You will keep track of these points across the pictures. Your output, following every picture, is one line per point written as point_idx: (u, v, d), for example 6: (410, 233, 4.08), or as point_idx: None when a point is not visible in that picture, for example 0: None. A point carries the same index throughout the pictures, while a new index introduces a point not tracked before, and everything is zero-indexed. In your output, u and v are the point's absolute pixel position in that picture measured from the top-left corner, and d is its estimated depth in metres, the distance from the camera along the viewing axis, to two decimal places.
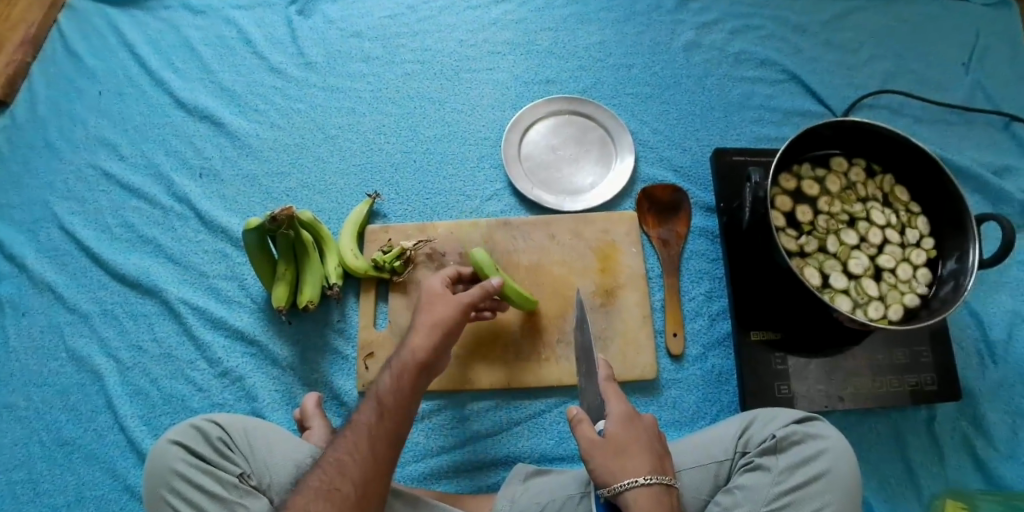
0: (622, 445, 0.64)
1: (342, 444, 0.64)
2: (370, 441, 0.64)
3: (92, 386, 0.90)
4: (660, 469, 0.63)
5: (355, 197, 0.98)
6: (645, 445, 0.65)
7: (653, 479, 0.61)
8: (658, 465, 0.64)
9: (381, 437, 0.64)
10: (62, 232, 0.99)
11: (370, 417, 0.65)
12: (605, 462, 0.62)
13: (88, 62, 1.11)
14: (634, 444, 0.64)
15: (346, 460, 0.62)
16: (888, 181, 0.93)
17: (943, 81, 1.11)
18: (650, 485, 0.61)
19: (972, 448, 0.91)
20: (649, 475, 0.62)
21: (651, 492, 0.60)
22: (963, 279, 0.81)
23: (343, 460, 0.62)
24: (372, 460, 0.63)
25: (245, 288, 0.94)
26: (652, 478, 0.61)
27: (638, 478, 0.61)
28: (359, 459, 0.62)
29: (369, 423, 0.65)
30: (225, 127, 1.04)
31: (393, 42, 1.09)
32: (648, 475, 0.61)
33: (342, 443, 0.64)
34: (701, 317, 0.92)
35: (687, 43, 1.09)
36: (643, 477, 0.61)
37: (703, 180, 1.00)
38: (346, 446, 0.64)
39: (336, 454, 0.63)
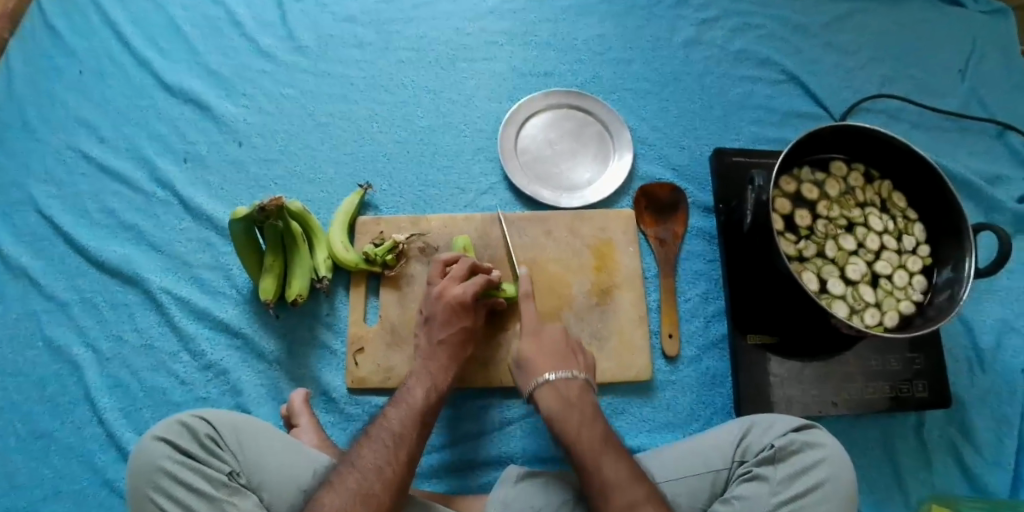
0: (568, 352, 0.79)
1: (376, 448, 0.66)
2: (402, 447, 0.67)
3: (70, 377, 0.86)
4: (591, 375, 0.79)
5: (346, 187, 0.96)
6: (585, 360, 0.80)
7: (580, 376, 0.77)
8: (587, 368, 0.79)
9: (412, 445, 0.68)
10: (39, 217, 0.95)
11: (404, 426, 0.69)
12: (538, 358, 0.77)
13: (68, 40, 1.06)
14: (574, 353, 0.79)
15: (384, 466, 0.65)
16: (886, 187, 0.93)
17: (940, 87, 1.11)
18: (571, 379, 0.76)
19: (960, 454, 0.91)
20: (576, 370, 0.77)
21: (576, 386, 0.75)
22: (958, 288, 0.82)
23: (381, 466, 0.65)
24: (405, 466, 0.66)
25: (231, 279, 0.91)
26: (579, 373, 0.77)
27: (560, 371, 0.76)
28: (394, 467, 0.65)
29: (401, 430, 0.69)
30: (211, 111, 1.01)
31: (387, 28, 1.06)
32: (576, 372, 0.76)
33: (378, 447, 0.66)
34: (698, 319, 0.91)
35: (688, 39, 1.08)
36: (572, 371, 0.76)
37: (701, 179, 0.98)
38: (382, 451, 0.66)
39: (370, 459, 0.65)
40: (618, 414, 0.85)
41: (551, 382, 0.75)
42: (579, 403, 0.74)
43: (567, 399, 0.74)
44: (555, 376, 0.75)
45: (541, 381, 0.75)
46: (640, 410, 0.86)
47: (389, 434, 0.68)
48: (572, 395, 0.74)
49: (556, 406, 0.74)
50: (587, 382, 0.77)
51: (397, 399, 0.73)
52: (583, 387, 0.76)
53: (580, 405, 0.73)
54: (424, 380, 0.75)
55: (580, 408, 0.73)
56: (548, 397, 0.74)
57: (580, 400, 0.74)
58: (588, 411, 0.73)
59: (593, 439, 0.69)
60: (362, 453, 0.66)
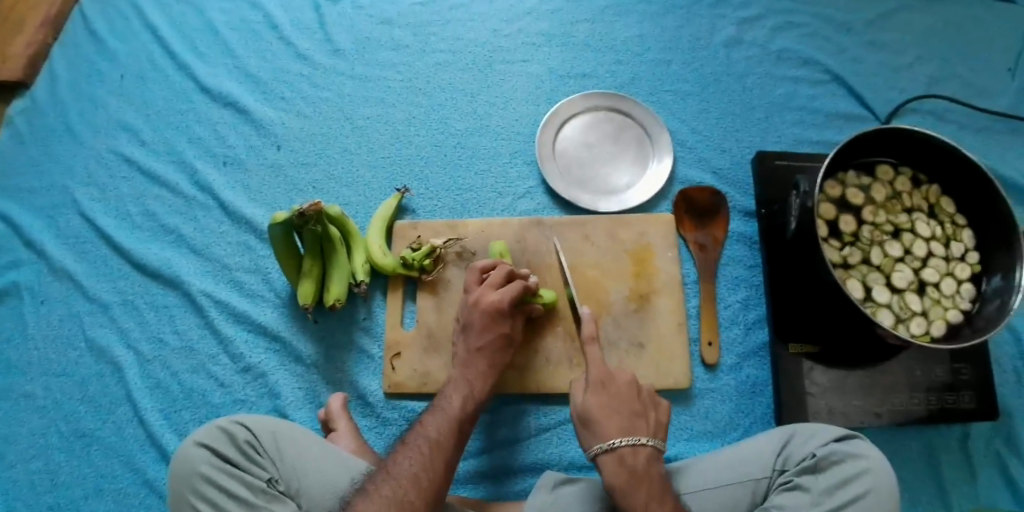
0: (638, 410, 0.71)
1: (412, 455, 0.66)
2: (438, 454, 0.67)
3: (112, 378, 0.88)
4: (661, 438, 0.70)
5: (383, 191, 0.96)
6: (654, 419, 0.71)
7: (649, 442, 0.68)
8: (657, 429, 0.71)
9: (449, 452, 0.68)
10: (82, 219, 0.97)
11: (440, 433, 0.69)
12: (604, 421, 0.69)
13: (109, 43, 1.07)
14: (644, 413, 0.71)
15: (419, 473, 0.64)
16: (934, 192, 0.90)
17: (990, 87, 1.07)
18: (639, 446, 0.67)
19: (1006, 468, 0.89)
20: (644, 436, 0.68)
21: (644, 454, 0.66)
22: (1009, 297, 0.79)
23: (417, 472, 0.64)
24: (441, 474, 0.65)
25: (269, 283, 0.92)
26: (650, 440, 0.68)
27: (626, 437, 0.67)
28: (429, 475, 0.65)
29: (437, 437, 0.68)
30: (249, 114, 1.01)
31: (424, 31, 1.06)
32: (646, 438, 0.68)
33: (414, 454, 0.66)
34: (738, 326, 0.90)
35: (729, 39, 1.06)
36: (642, 438, 0.67)
37: (742, 183, 0.97)
38: (418, 457, 0.66)
39: (406, 466, 0.65)
40: None
41: (614, 451, 0.66)
42: (646, 477, 0.65)
43: (634, 472, 0.65)
44: (620, 443, 0.67)
45: (602, 449, 0.67)
46: (678, 418, 0.85)
47: (425, 440, 0.68)
48: (639, 467, 0.66)
49: (620, 479, 0.65)
50: (657, 449, 0.68)
51: (433, 407, 0.73)
52: (651, 456, 0.67)
53: (648, 478, 0.65)
54: (461, 388, 0.75)
55: (647, 482, 0.64)
56: (611, 468, 0.66)
57: (647, 472, 0.65)
58: (656, 487, 0.64)
59: (633, 468, 0.65)
60: (398, 459, 0.66)
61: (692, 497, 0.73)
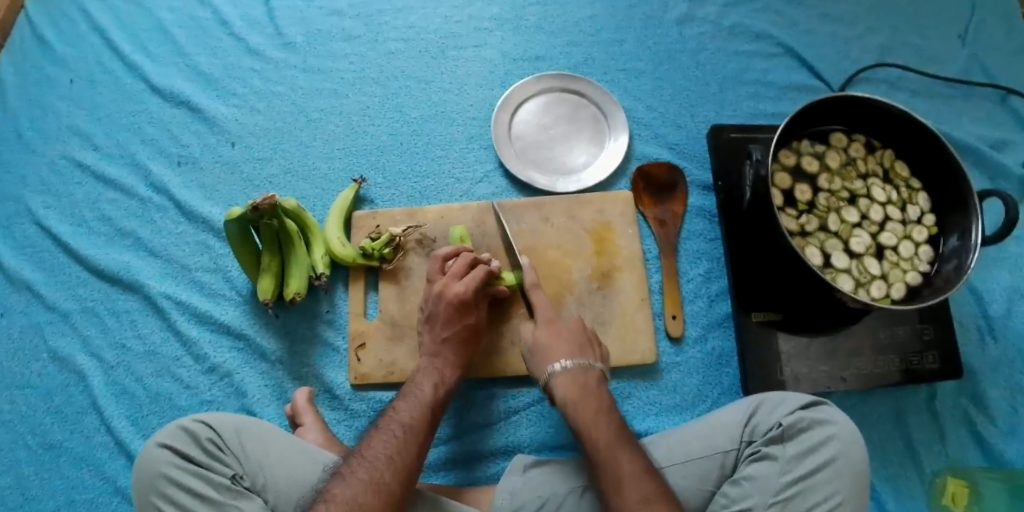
0: (585, 341, 0.77)
1: (387, 438, 0.65)
2: (413, 438, 0.66)
3: (76, 386, 0.86)
4: (606, 366, 0.76)
5: (340, 182, 0.95)
6: (601, 351, 0.78)
7: (597, 365, 0.74)
8: (603, 359, 0.77)
9: (422, 436, 0.67)
10: (38, 229, 0.95)
11: (414, 418, 0.68)
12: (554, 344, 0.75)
13: (57, 49, 1.05)
14: (591, 343, 0.77)
15: (394, 455, 0.63)
16: (888, 157, 0.91)
17: (940, 53, 1.08)
18: (588, 368, 0.73)
19: (973, 425, 0.90)
20: (591, 359, 0.74)
21: (594, 375, 0.72)
22: (966, 256, 0.80)
23: (392, 455, 0.63)
24: (415, 457, 0.65)
25: (230, 281, 0.91)
26: (596, 362, 0.74)
27: (574, 358, 0.73)
28: (404, 457, 0.64)
29: (411, 422, 0.68)
30: (202, 113, 1.00)
31: (375, 20, 1.05)
32: (593, 361, 0.74)
33: (388, 437, 0.65)
34: (701, 299, 0.90)
35: (681, 16, 1.06)
36: (586, 360, 0.74)
37: (700, 158, 0.97)
38: (391, 440, 0.65)
39: (380, 449, 0.64)
40: (625, 399, 0.85)
41: (565, 371, 0.72)
42: (594, 394, 0.70)
43: (585, 388, 0.71)
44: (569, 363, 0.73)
45: (553, 370, 0.72)
46: (646, 394, 0.85)
47: (400, 426, 0.67)
48: (589, 383, 0.71)
49: (571, 393, 0.70)
50: (604, 373, 0.74)
51: (405, 393, 0.72)
52: (597, 377, 0.72)
53: (597, 393, 0.71)
54: (432, 375, 0.74)
55: (596, 397, 0.70)
56: (562, 385, 0.71)
57: (597, 388, 0.71)
58: (603, 404, 0.69)
59: (584, 386, 0.71)
60: (372, 442, 0.65)
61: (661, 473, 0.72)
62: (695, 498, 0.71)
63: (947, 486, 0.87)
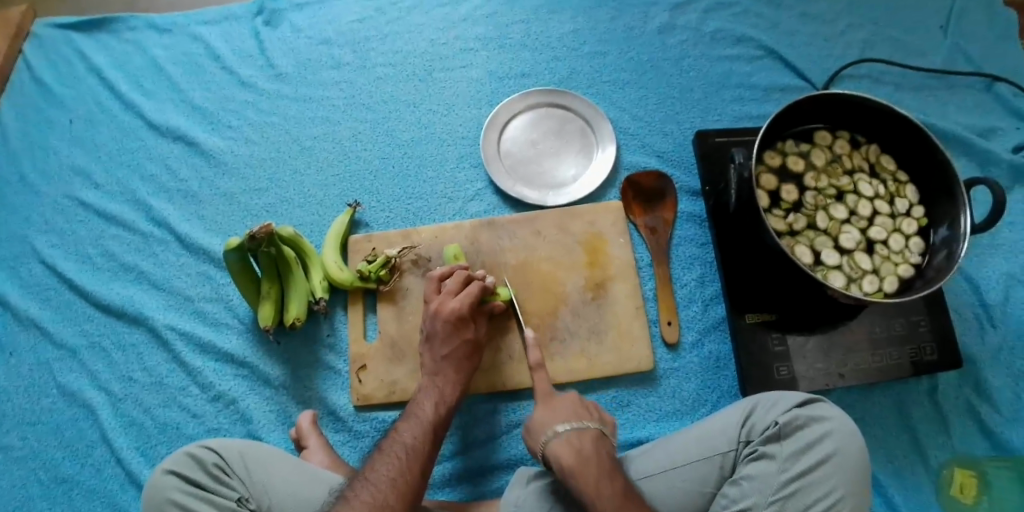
0: (580, 405, 0.75)
1: (389, 460, 0.66)
2: (415, 459, 0.67)
3: (86, 420, 0.88)
4: (607, 429, 0.74)
5: (335, 208, 0.97)
6: (600, 414, 0.75)
7: (594, 426, 0.71)
8: (603, 422, 0.74)
9: (424, 456, 0.68)
10: (44, 267, 0.97)
11: (415, 438, 0.69)
12: (551, 416, 0.73)
13: (56, 91, 1.08)
14: (588, 406, 0.75)
15: (397, 477, 0.65)
16: (874, 151, 0.92)
17: (923, 45, 1.09)
18: (583, 430, 0.70)
19: (977, 414, 0.90)
20: (588, 422, 0.72)
21: (589, 437, 0.69)
22: (956, 246, 0.80)
23: (395, 477, 0.64)
24: (418, 478, 0.66)
25: (232, 309, 0.93)
26: (593, 424, 0.71)
27: (570, 424, 0.71)
28: (407, 478, 0.65)
29: (413, 442, 0.69)
30: (198, 146, 1.02)
31: (363, 47, 1.07)
32: (589, 422, 0.72)
33: (390, 460, 0.66)
34: (696, 303, 0.91)
35: (662, 25, 1.08)
36: (583, 424, 0.71)
37: (687, 163, 0.98)
38: (394, 463, 0.66)
39: (383, 472, 0.65)
40: (625, 406, 0.86)
41: (560, 436, 0.69)
42: (594, 458, 0.67)
43: (582, 451, 0.67)
44: (566, 429, 0.70)
45: (548, 439, 0.70)
46: (645, 401, 0.86)
47: (402, 446, 0.68)
48: (586, 447, 0.68)
49: (570, 460, 0.67)
50: (602, 433, 0.71)
51: (407, 414, 0.73)
52: (596, 438, 0.70)
53: (595, 456, 0.67)
54: (433, 394, 0.76)
55: (594, 462, 0.66)
56: (560, 450, 0.68)
57: (594, 451, 0.67)
58: (604, 466, 0.66)
59: (579, 448, 0.68)
60: (375, 465, 0.66)
61: (662, 477, 0.73)
62: (696, 502, 0.72)
63: (954, 477, 0.87)
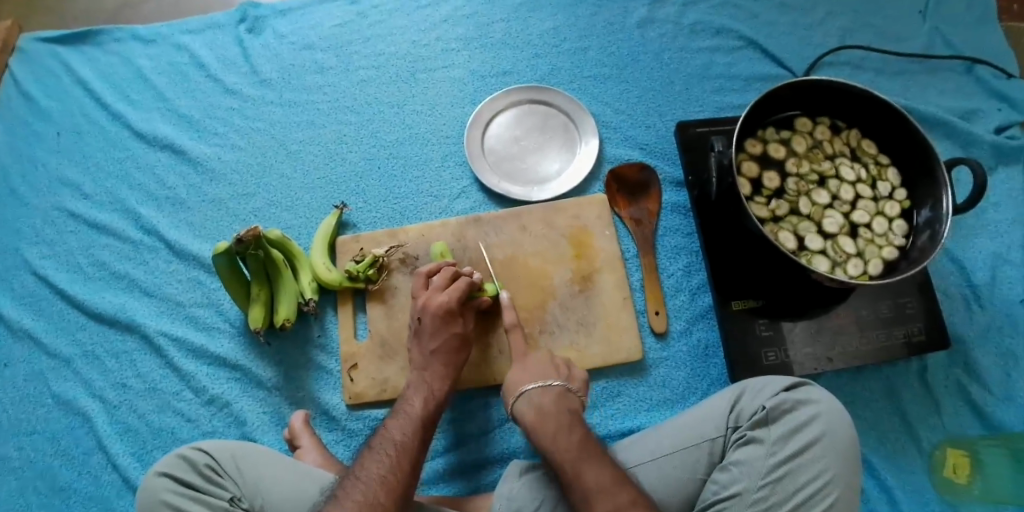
0: (550, 365, 0.79)
1: (379, 458, 0.67)
2: (405, 456, 0.68)
3: (82, 428, 0.89)
4: (576, 385, 0.78)
5: (323, 210, 0.98)
6: (571, 373, 0.79)
7: (558, 383, 0.76)
8: (573, 379, 0.78)
9: (414, 453, 0.68)
10: (35, 278, 0.98)
11: (405, 435, 0.70)
12: (519, 376, 0.77)
13: (43, 104, 1.09)
14: (557, 365, 0.79)
15: (388, 474, 0.65)
16: (855, 136, 0.92)
17: (902, 31, 1.10)
18: (548, 386, 0.75)
19: (966, 394, 0.90)
20: (552, 379, 0.76)
21: (551, 392, 0.74)
22: (939, 226, 0.81)
23: (385, 474, 0.65)
24: (409, 475, 0.66)
25: (222, 313, 0.93)
26: (557, 381, 0.76)
27: (534, 381, 0.76)
28: (398, 475, 0.65)
29: (403, 439, 0.69)
30: (185, 154, 1.03)
31: (345, 50, 1.08)
32: (553, 380, 0.76)
33: (381, 458, 0.67)
34: (683, 292, 0.92)
35: (641, 19, 1.09)
36: (548, 381, 0.76)
37: (670, 155, 0.99)
38: (384, 460, 0.67)
39: (374, 470, 0.65)
40: (615, 397, 0.86)
41: (525, 394, 0.74)
42: (552, 411, 0.72)
43: (542, 408, 0.72)
44: (532, 386, 0.75)
45: (515, 397, 0.75)
46: (636, 391, 0.86)
47: (392, 444, 0.68)
48: (546, 403, 0.73)
49: (531, 414, 0.72)
50: (567, 389, 0.75)
51: (396, 411, 0.74)
52: (559, 394, 0.74)
53: (554, 409, 0.72)
54: (422, 390, 0.76)
55: (553, 414, 0.71)
56: (524, 409, 0.73)
57: (553, 405, 0.72)
58: (563, 417, 0.71)
59: (540, 404, 0.73)
60: (365, 463, 0.67)
61: (652, 466, 0.73)
62: (688, 487, 0.73)
63: (947, 457, 0.88)
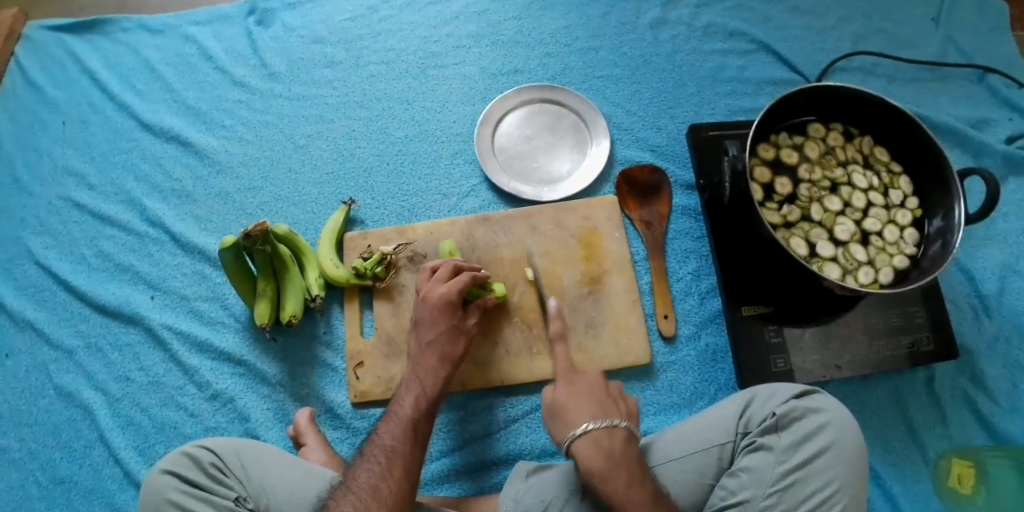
0: (606, 398, 0.72)
1: (370, 466, 0.65)
2: (397, 462, 0.66)
3: (84, 421, 0.88)
4: (634, 423, 0.71)
5: (331, 206, 0.97)
6: (626, 408, 0.72)
7: (623, 423, 0.68)
8: (629, 416, 0.72)
9: (407, 457, 0.67)
10: (39, 268, 0.97)
11: (396, 440, 0.68)
12: (577, 409, 0.70)
13: (49, 93, 1.08)
14: (615, 399, 0.72)
15: (379, 483, 0.64)
16: (867, 143, 0.92)
17: (915, 38, 1.10)
18: (614, 428, 0.67)
19: (974, 404, 0.90)
20: (617, 420, 0.69)
21: (620, 436, 0.67)
22: (951, 236, 0.81)
23: (376, 483, 0.64)
24: (403, 481, 0.65)
25: (228, 308, 0.92)
26: (622, 422, 0.68)
27: (596, 421, 0.68)
28: (390, 483, 0.64)
29: (394, 445, 0.68)
30: (192, 146, 1.02)
31: (355, 45, 1.07)
32: (619, 420, 0.68)
33: (371, 466, 0.65)
34: (692, 296, 0.91)
35: (654, 20, 1.08)
36: (614, 420, 0.68)
37: (681, 158, 0.99)
38: (376, 468, 0.65)
39: (364, 480, 0.64)
40: None
41: (587, 433, 0.67)
42: (623, 458, 0.65)
43: (611, 453, 0.65)
44: (593, 426, 0.67)
45: (574, 434, 0.67)
46: (643, 395, 0.86)
47: (382, 450, 0.67)
48: (616, 448, 0.66)
49: (598, 461, 0.65)
50: (631, 432, 0.69)
51: (388, 414, 0.72)
52: (626, 437, 0.67)
53: (626, 459, 0.65)
54: (414, 389, 0.74)
55: (625, 465, 0.64)
56: (586, 451, 0.65)
57: (624, 453, 0.65)
58: (633, 467, 0.64)
59: (609, 451, 0.65)
60: (356, 473, 0.65)
61: (660, 469, 0.73)
62: (695, 492, 0.72)
63: (953, 466, 0.87)
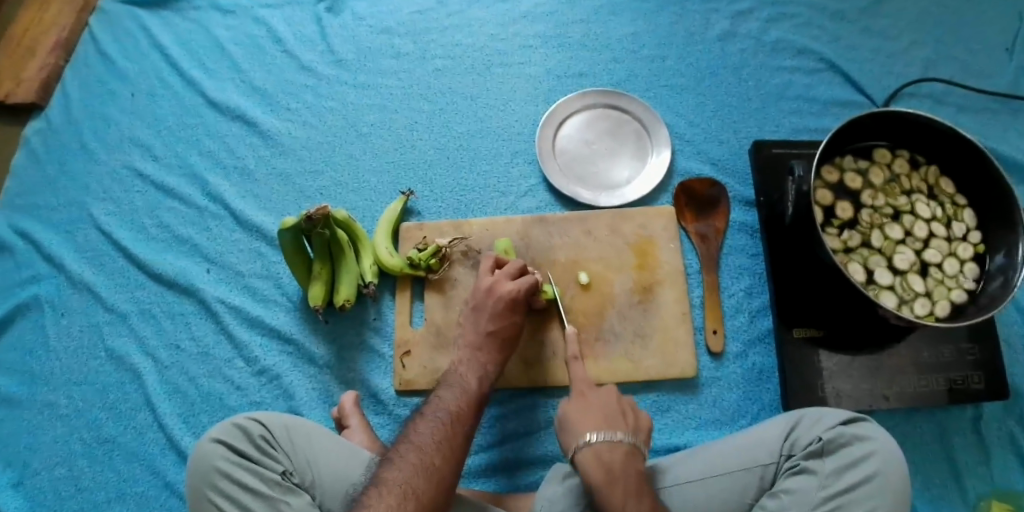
0: (616, 410, 0.71)
1: (433, 424, 0.66)
2: (458, 425, 0.67)
3: (131, 384, 0.90)
4: (642, 438, 0.69)
5: (389, 195, 0.98)
6: (635, 422, 0.70)
7: (625, 438, 0.67)
8: (638, 430, 0.70)
9: (467, 424, 0.68)
10: (98, 233, 1.00)
11: (459, 406, 0.70)
12: (582, 418, 0.69)
13: (120, 64, 1.11)
14: (625, 412, 0.71)
15: (442, 441, 0.65)
16: (933, 173, 0.90)
17: (988, 68, 1.07)
18: (616, 442, 0.66)
19: (1020, 446, 0.88)
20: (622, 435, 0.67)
21: (622, 450, 0.66)
22: (1013, 274, 0.79)
23: (439, 440, 0.65)
24: (460, 443, 0.66)
25: (281, 287, 0.94)
26: (626, 437, 0.67)
27: (602, 433, 0.67)
28: (451, 443, 0.65)
29: (456, 409, 0.69)
30: (257, 126, 1.04)
31: (423, 38, 1.09)
32: (621, 435, 0.67)
33: (434, 424, 0.66)
34: (742, 314, 0.91)
35: (723, 33, 1.07)
36: (616, 434, 0.67)
37: (742, 174, 0.98)
38: (438, 427, 0.66)
39: (428, 435, 0.65)
40: (665, 411, 0.85)
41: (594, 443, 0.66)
42: (621, 473, 0.64)
43: (611, 468, 0.64)
44: (595, 437, 0.67)
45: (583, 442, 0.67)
46: (685, 407, 0.86)
47: (445, 412, 0.68)
48: (616, 463, 0.65)
49: (598, 474, 0.64)
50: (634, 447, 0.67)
51: (448, 382, 0.74)
52: (629, 455, 0.66)
53: (625, 474, 0.64)
54: (475, 367, 0.76)
55: (622, 480, 0.63)
56: (588, 462, 0.65)
57: (624, 468, 0.64)
58: (632, 483, 0.63)
59: (609, 465, 0.64)
60: (419, 428, 0.66)
61: (701, 484, 0.72)
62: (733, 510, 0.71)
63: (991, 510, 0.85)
